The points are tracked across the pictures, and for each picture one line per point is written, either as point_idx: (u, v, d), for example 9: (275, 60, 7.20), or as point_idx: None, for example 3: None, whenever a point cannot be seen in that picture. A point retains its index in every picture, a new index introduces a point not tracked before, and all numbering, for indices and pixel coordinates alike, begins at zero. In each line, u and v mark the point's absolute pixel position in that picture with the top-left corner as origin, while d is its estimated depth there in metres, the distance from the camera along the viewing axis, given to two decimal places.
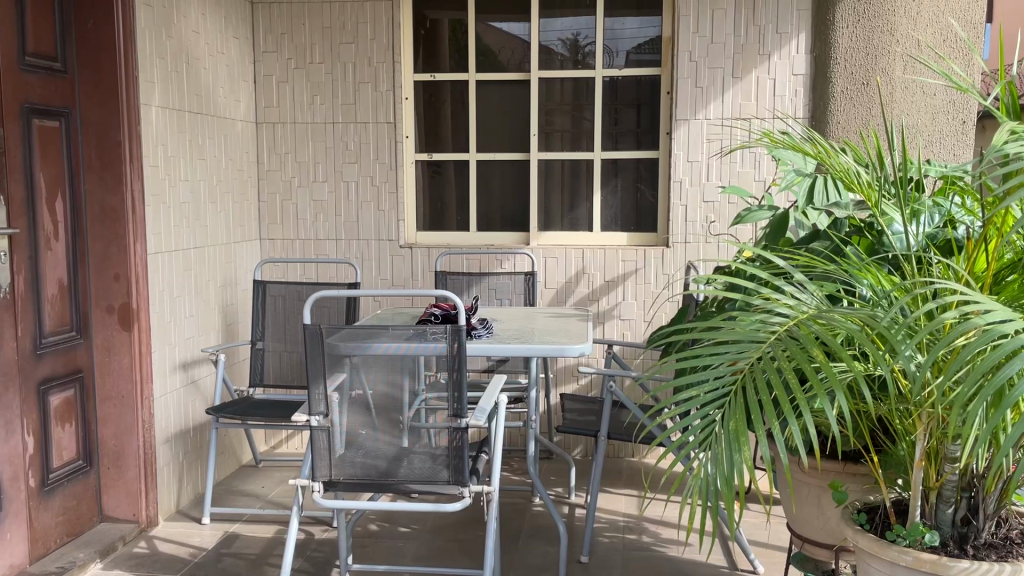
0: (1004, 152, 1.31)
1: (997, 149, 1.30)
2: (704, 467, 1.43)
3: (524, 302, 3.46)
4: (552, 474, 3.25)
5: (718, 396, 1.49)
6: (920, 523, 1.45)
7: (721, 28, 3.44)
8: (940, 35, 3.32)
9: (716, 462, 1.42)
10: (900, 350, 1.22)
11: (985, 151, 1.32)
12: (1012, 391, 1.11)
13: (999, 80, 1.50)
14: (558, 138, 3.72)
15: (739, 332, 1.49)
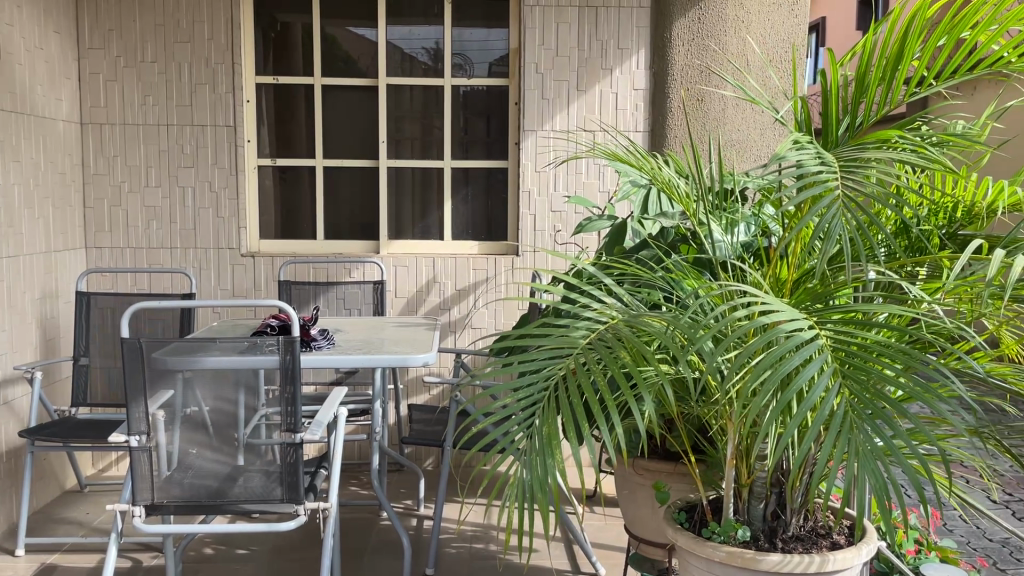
0: (796, 162, 1.40)
1: (789, 158, 1.39)
2: (517, 471, 1.42)
3: (373, 312, 3.38)
4: (401, 487, 3.20)
5: (534, 401, 1.49)
6: (734, 520, 1.53)
7: (566, 41, 3.51)
8: (764, 56, 3.53)
9: (525, 466, 1.42)
10: (703, 350, 1.28)
11: (779, 161, 1.41)
12: (800, 384, 1.18)
13: (792, 97, 1.62)
14: (408, 146, 3.69)
15: (561, 337, 1.52)
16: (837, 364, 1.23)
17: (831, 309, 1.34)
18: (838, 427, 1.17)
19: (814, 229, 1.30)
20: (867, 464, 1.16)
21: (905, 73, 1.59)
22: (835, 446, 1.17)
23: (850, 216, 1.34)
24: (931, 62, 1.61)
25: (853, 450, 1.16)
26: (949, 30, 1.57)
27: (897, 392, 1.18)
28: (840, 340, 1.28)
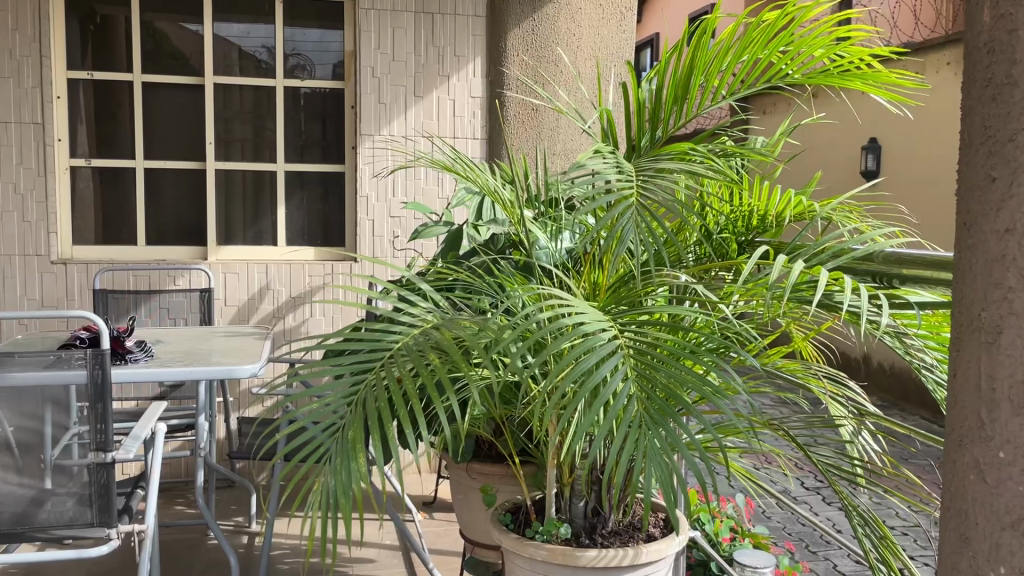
0: (601, 174, 1.48)
1: (594, 170, 1.47)
2: (324, 480, 1.40)
3: (201, 321, 3.22)
4: (232, 503, 3.07)
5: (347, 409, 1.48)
6: (554, 519, 1.57)
7: (402, 46, 3.49)
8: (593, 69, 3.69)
9: (333, 473, 1.40)
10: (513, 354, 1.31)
11: (587, 172, 1.48)
12: (599, 383, 1.23)
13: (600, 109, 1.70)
14: (238, 148, 3.56)
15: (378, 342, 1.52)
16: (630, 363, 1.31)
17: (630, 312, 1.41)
18: (631, 423, 1.24)
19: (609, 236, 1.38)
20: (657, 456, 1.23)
21: (698, 90, 1.74)
22: (629, 441, 1.24)
23: (643, 223, 1.43)
24: (727, 79, 1.76)
25: (643, 444, 1.23)
26: (741, 51, 1.72)
27: (686, 389, 1.26)
28: (637, 342, 1.36)
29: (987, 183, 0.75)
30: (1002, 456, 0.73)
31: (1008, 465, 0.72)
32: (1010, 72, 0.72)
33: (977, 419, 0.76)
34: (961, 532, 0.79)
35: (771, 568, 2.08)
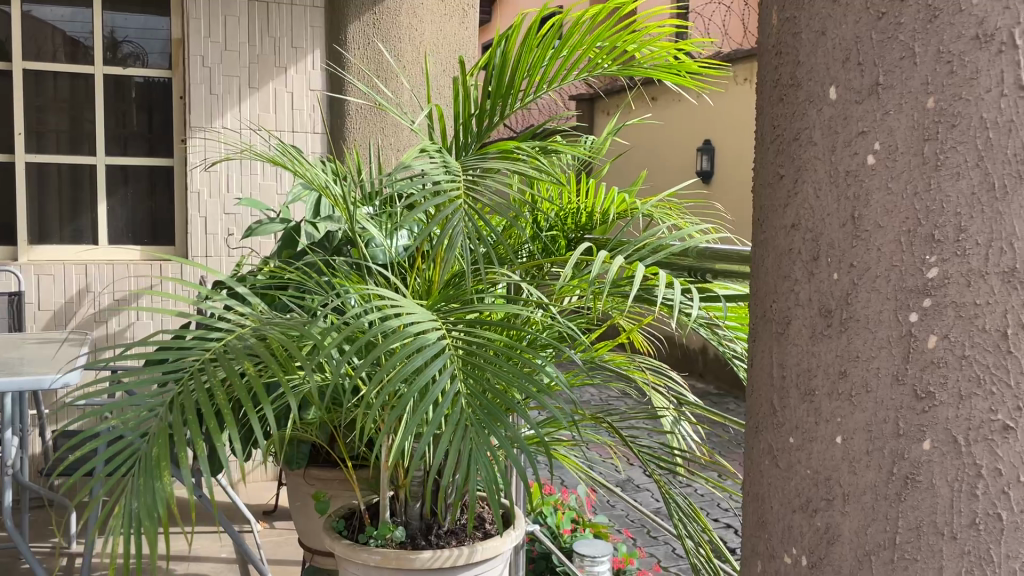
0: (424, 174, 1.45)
1: (417, 168, 1.44)
2: (128, 501, 1.29)
3: (9, 328, 2.97)
4: (49, 525, 2.84)
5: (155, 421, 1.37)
6: (389, 522, 1.54)
7: (235, 35, 3.34)
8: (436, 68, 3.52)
9: (136, 493, 1.30)
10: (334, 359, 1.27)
11: (410, 171, 1.45)
12: (424, 386, 1.21)
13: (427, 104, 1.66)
14: (53, 139, 3.30)
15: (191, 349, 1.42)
16: (458, 363, 1.29)
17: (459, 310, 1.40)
18: (457, 424, 1.23)
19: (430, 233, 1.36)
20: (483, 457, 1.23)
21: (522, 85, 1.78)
22: (455, 442, 1.22)
23: (470, 221, 1.42)
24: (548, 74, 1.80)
25: (469, 446, 1.22)
26: (565, 48, 1.78)
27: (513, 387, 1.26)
28: (464, 342, 1.34)
29: (776, 180, 0.79)
30: (792, 440, 0.77)
31: (797, 449, 0.77)
32: (795, 74, 0.75)
33: (770, 406, 0.80)
34: (757, 515, 0.82)
35: (607, 556, 2.12)
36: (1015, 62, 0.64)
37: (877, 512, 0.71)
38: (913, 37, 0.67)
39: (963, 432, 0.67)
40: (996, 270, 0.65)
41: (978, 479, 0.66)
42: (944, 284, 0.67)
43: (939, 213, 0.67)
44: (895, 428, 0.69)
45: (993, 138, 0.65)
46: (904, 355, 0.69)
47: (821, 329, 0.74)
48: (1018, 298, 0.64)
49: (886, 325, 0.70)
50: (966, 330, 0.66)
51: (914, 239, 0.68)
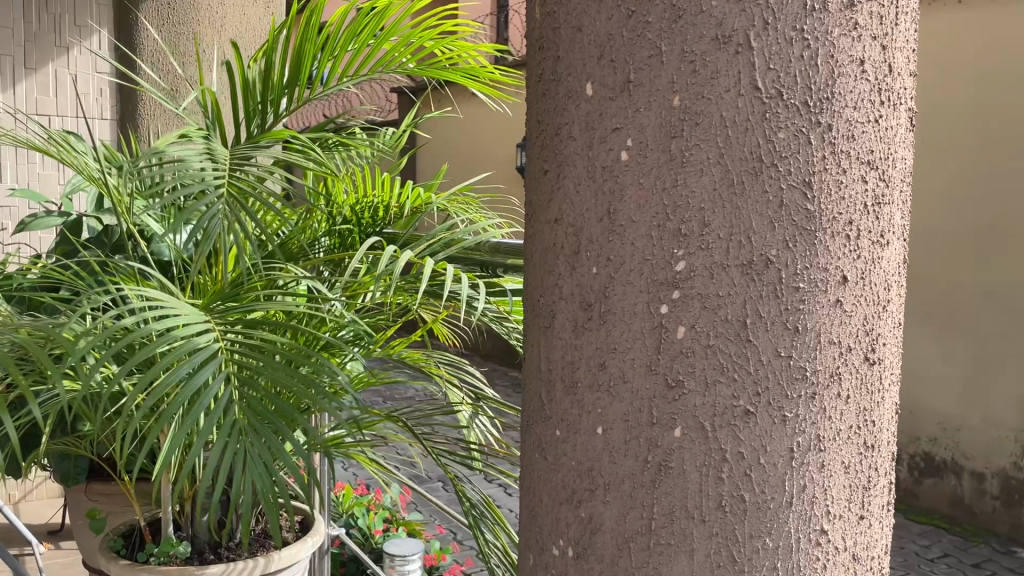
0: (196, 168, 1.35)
1: (188, 160, 1.34)
2: None
3: None
4: None
5: None
6: (172, 537, 1.43)
7: (7, 11, 3.02)
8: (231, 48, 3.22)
9: None
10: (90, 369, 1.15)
11: (182, 163, 1.35)
12: (192, 392, 1.13)
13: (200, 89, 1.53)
14: None
15: None
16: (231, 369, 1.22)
17: (237, 311, 1.32)
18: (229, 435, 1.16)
19: (196, 231, 1.27)
20: (259, 467, 1.17)
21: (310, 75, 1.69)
22: (231, 451, 1.15)
23: (251, 218, 1.35)
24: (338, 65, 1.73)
25: (243, 458, 1.16)
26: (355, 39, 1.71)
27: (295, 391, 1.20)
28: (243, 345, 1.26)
29: (541, 175, 0.79)
30: (558, 433, 0.78)
31: (563, 442, 0.77)
32: (555, 69, 0.76)
33: (538, 400, 0.80)
34: (529, 508, 0.83)
35: (418, 555, 2.10)
36: (750, 64, 0.67)
37: (635, 500, 0.73)
38: (659, 36, 0.69)
39: (709, 419, 0.70)
40: (735, 263, 0.69)
41: (723, 463, 0.70)
42: (691, 277, 0.70)
43: (685, 209, 0.70)
44: (650, 417, 0.72)
45: (732, 136, 0.68)
46: (656, 346, 0.71)
47: (582, 322, 0.75)
48: (754, 289, 0.68)
49: (641, 318, 0.72)
50: (711, 320, 0.69)
51: (664, 234, 0.70)
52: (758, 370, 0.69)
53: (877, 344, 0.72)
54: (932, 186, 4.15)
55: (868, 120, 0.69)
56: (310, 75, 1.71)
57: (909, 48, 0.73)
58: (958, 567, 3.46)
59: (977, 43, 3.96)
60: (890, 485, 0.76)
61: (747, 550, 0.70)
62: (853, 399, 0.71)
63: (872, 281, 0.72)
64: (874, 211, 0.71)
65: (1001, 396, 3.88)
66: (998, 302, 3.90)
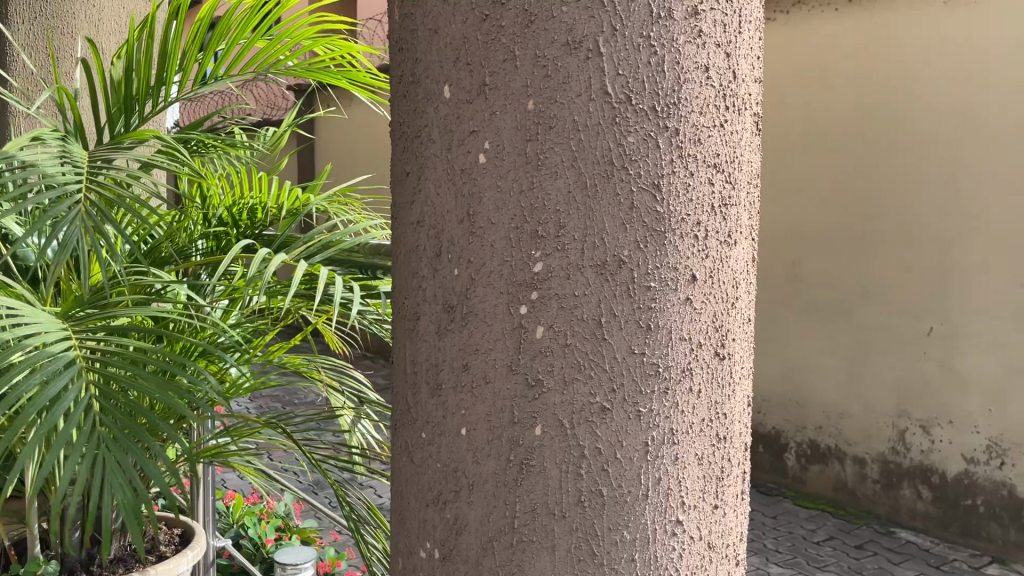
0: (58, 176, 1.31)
1: (46, 169, 1.29)
2: None
3: None
4: None
5: None
6: (40, 557, 1.38)
7: None
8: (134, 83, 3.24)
9: None
10: None
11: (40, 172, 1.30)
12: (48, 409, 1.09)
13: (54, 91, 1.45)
14: None
15: None
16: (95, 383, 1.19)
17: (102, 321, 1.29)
18: (92, 449, 1.13)
19: (50, 231, 1.22)
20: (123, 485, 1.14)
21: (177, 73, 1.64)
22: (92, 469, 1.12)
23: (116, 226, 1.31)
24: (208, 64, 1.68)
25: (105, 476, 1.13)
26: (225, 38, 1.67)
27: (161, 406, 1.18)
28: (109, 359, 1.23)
29: (403, 177, 0.79)
30: (424, 436, 0.78)
31: (429, 444, 0.78)
32: (413, 71, 0.76)
33: (404, 403, 0.80)
34: (397, 513, 0.83)
35: (311, 561, 2.06)
36: (599, 69, 0.69)
37: (498, 499, 0.74)
38: (513, 40, 0.70)
39: (568, 416, 0.71)
40: (590, 263, 0.71)
41: (582, 459, 0.72)
42: (549, 277, 0.71)
43: (541, 211, 0.71)
44: (511, 416, 0.73)
45: (583, 140, 0.70)
46: (516, 346, 0.72)
47: (445, 324, 0.75)
48: (608, 289, 0.70)
49: (501, 318, 0.73)
50: (567, 320, 0.71)
51: (522, 236, 0.71)
52: (614, 368, 0.71)
53: (726, 340, 0.76)
54: (815, 185, 4.29)
55: (714, 125, 0.72)
56: (177, 74, 1.66)
57: (753, 56, 0.76)
58: (842, 548, 3.63)
59: (847, 49, 4.17)
60: (742, 474, 0.79)
61: (606, 543, 0.72)
62: (704, 393, 0.74)
63: (721, 279, 0.75)
64: (721, 212, 0.74)
65: (880, 384, 4.05)
66: (876, 295, 4.07)
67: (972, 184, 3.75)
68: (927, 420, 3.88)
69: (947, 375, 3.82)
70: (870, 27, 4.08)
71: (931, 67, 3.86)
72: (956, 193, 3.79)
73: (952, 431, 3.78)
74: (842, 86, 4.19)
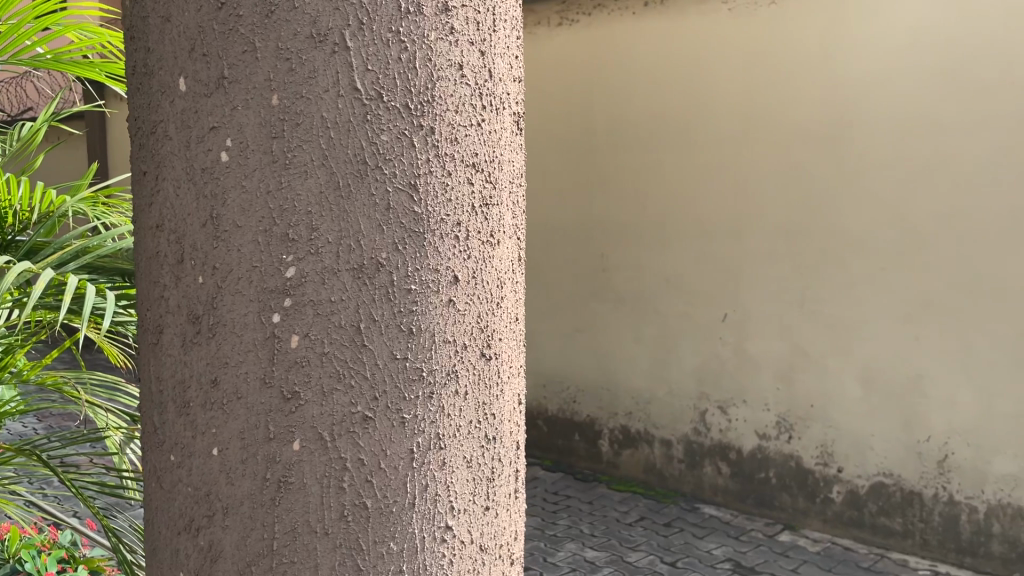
0: None
1: None
2: None
3: None
4: None
5: None
6: None
7: None
8: None
9: None
10: None
11: None
12: None
13: None
14: None
15: None
16: None
17: None
18: None
19: None
20: None
21: None
22: None
23: None
24: None
25: None
26: None
27: None
28: None
29: (141, 178, 0.73)
30: (172, 458, 0.73)
31: (178, 467, 0.73)
32: (146, 62, 0.71)
33: (151, 424, 0.75)
34: (149, 543, 0.78)
35: None
36: (347, 64, 0.66)
37: (255, 521, 0.70)
38: (252, 31, 0.66)
39: (328, 428, 0.68)
40: (346, 267, 0.67)
41: (344, 472, 0.68)
42: (301, 284, 0.67)
43: (292, 212, 0.67)
44: (266, 432, 0.68)
45: (333, 137, 0.66)
46: (270, 358, 0.68)
47: (190, 336, 0.70)
48: (366, 294, 0.67)
49: (251, 329, 0.68)
50: (323, 327, 0.67)
51: (271, 239, 0.67)
52: (375, 376, 0.68)
53: (492, 339, 0.75)
54: (617, 180, 4.33)
55: (471, 124, 0.71)
56: None
57: (510, 56, 0.76)
58: (651, 527, 3.80)
59: (636, 45, 4.21)
60: (513, 473, 0.79)
61: (372, 557, 0.69)
62: (471, 395, 0.73)
63: (483, 279, 0.74)
64: (481, 212, 0.73)
65: (682, 372, 4.13)
66: (675, 284, 4.14)
67: (756, 171, 3.80)
68: (723, 400, 3.97)
69: (741, 359, 3.90)
70: (655, 25, 4.13)
71: (710, 61, 3.93)
72: (743, 180, 3.85)
73: (746, 410, 3.89)
74: (633, 82, 4.24)
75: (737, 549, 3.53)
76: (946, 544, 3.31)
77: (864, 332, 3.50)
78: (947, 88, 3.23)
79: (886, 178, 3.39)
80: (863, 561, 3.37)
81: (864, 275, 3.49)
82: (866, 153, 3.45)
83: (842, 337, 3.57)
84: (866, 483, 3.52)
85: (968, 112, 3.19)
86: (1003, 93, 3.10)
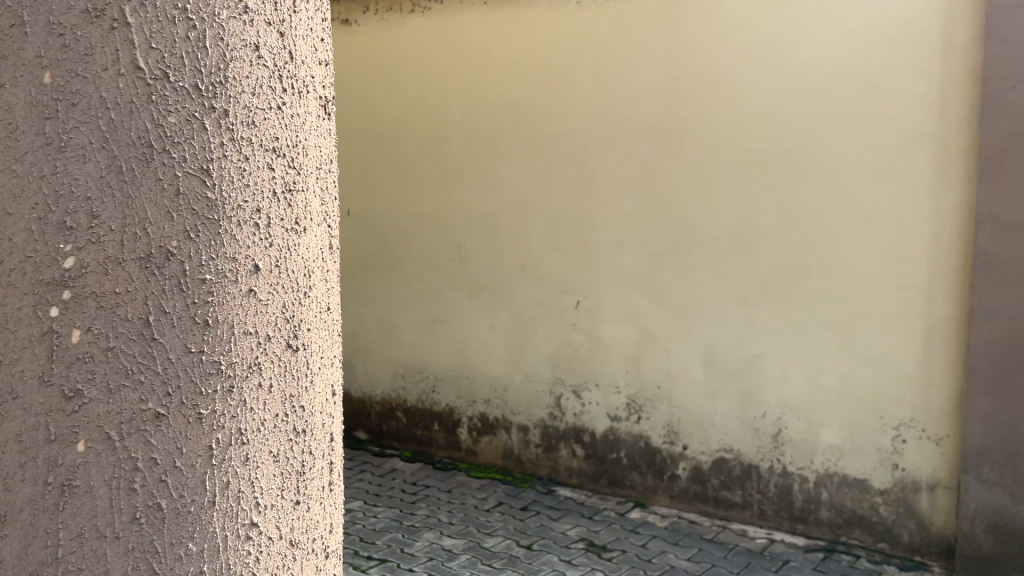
0: None
1: None
2: None
3: None
4: None
5: None
6: None
7: None
8: None
9: None
10: None
11: None
12: None
13: None
14: None
15: None
16: None
17: None
18: None
19: None
20: None
21: None
22: None
23: None
24: None
25: None
26: None
27: None
28: None
29: None
30: None
31: None
32: None
33: None
34: None
35: None
36: (128, 41, 0.63)
37: (37, 529, 0.65)
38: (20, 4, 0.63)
39: (115, 428, 0.64)
40: (132, 257, 0.63)
41: (135, 473, 0.65)
42: (81, 275, 0.63)
43: (69, 199, 0.63)
44: (47, 434, 0.64)
45: (114, 120, 0.63)
46: (48, 355, 0.63)
47: None
48: (155, 284, 0.64)
49: (27, 324, 0.63)
50: (108, 320, 0.63)
51: (45, 228, 0.63)
52: (167, 370, 0.65)
53: (300, 329, 0.72)
54: (471, 169, 4.35)
55: (270, 107, 0.69)
56: None
57: (312, 38, 0.74)
58: (509, 511, 3.86)
59: (489, 34, 4.23)
60: (326, 466, 0.78)
61: (168, 560, 0.66)
62: (277, 387, 0.71)
63: (288, 268, 0.71)
64: (285, 198, 0.70)
65: (538, 358, 4.20)
66: (530, 272, 4.20)
67: (605, 161, 3.91)
68: (577, 384, 4.08)
69: (593, 344, 4.01)
70: (508, 14, 4.16)
71: (560, 52, 4.00)
72: (593, 170, 3.95)
73: (598, 393, 4.01)
74: (487, 71, 4.25)
75: (590, 529, 3.64)
76: (780, 513, 3.53)
77: (705, 315, 3.67)
78: (778, 84, 3.41)
79: (723, 169, 3.57)
80: (706, 533, 3.56)
81: (705, 262, 3.66)
82: (706, 146, 3.61)
83: (685, 321, 3.73)
84: (709, 459, 3.70)
85: (796, 107, 3.37)
86: (826, 89, 3.30)
